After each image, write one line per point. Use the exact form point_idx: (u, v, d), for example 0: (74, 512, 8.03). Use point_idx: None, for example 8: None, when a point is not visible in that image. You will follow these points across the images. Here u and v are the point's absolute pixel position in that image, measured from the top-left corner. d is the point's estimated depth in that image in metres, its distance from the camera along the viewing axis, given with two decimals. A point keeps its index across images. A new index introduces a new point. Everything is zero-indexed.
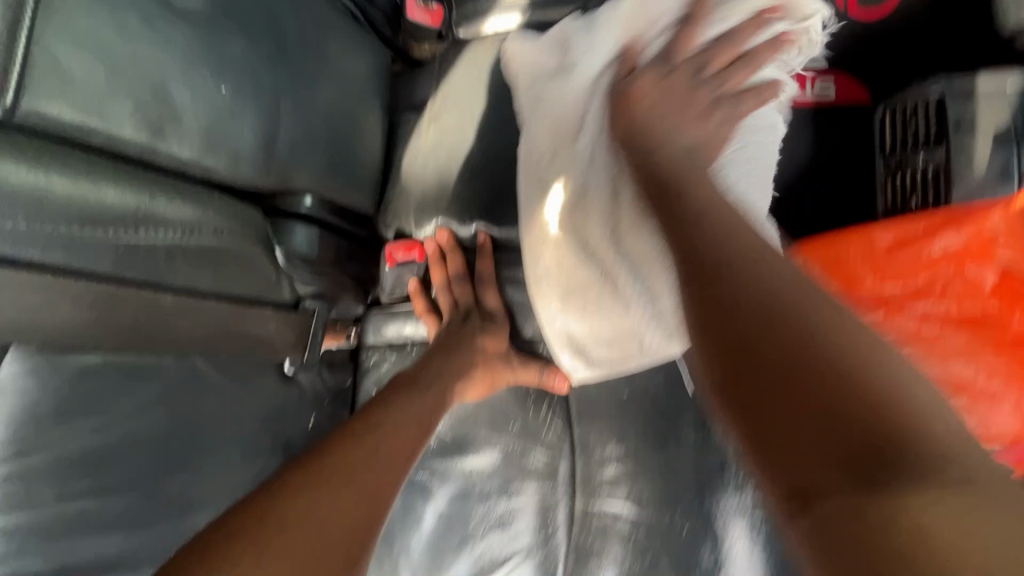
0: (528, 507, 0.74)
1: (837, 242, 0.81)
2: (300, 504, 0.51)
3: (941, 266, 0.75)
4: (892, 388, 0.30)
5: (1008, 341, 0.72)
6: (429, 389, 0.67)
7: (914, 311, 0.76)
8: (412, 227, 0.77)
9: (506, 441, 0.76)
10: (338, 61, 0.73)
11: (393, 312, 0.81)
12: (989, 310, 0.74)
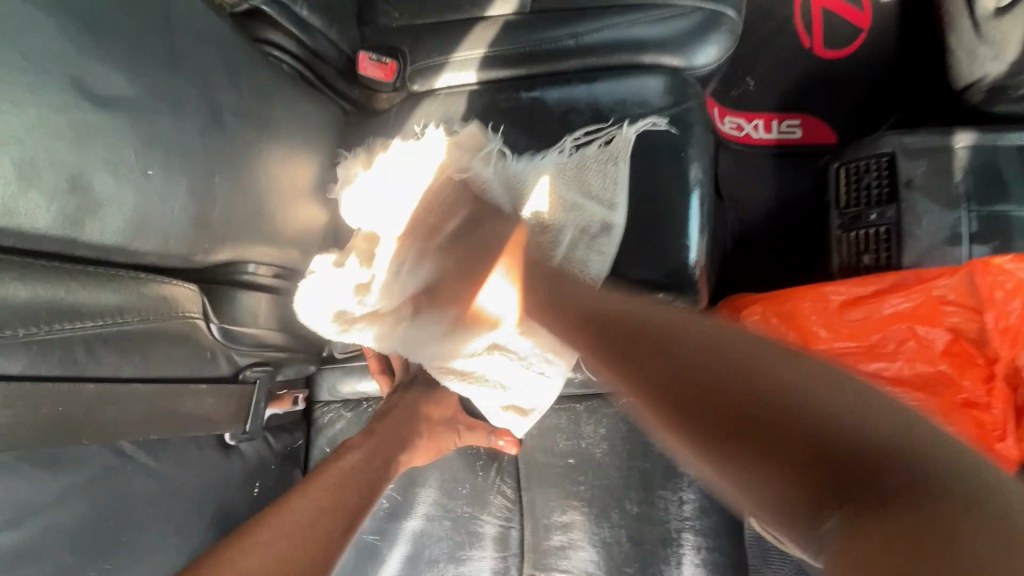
0: (480, 573, 0.75)
1: (790, 297, 0.84)
2: (257, 558, 0.54)
3: (893, 327, 0.77)
4: (869, 408, 0.31)
5: (957, 404, 0.74)
6: (377, 456, 0.72)
7: (867, 369, 0.79)
8: None
9: (456, 505, 0.78)
10: (282, 123, 0.72)
11: (347, 369, 0.86)
12: (940, 372, 0.76)
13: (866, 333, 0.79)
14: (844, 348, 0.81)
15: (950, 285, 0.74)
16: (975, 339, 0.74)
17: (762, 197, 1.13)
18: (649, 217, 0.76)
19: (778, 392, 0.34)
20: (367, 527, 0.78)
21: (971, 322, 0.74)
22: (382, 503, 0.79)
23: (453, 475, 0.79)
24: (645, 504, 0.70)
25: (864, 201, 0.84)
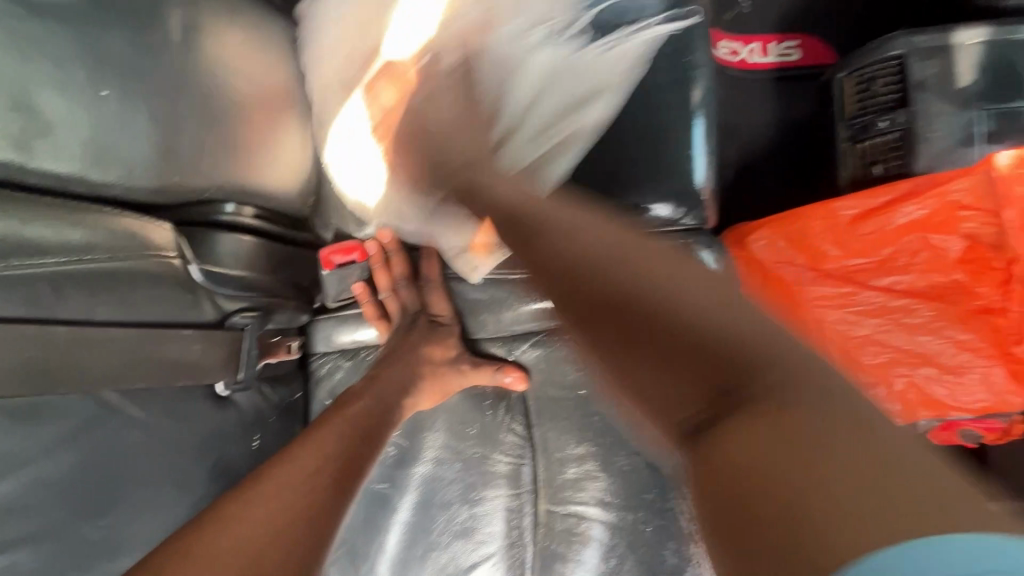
0: (494, 513, 0.73)
1: (800, 215, 0.81)
2: (240, 522, 0.50)
3: (906, 238, 0.75)
4: (792, 363, 0.37)
5: (971, 310, 0.73)
6: (375, 403, 0.68)
7: (880, 284, 0.77)
8: (353, 228, 0.78)
9: (465, 446, 0.75)
10: (260, 50, 0.67)
11: (342, 318, 0.82)
12: (955, 280, 0.74)
13: (877, 247, 0.77)
14: (856, 265, 0.78)
15: (965, 188, 0.70)
16: (993, 244, 0.71)
17: (760, 123, 1.09)
18: (650, 133, 0.71)
19: (724, 333, 0.40)
20: (374, 476, 0.77)
21: (988, 226, 0.71)
22: (389, 451, 0.77)
23: (459, 417, 0.76)
24: None
25: (873, 108, 0.80)
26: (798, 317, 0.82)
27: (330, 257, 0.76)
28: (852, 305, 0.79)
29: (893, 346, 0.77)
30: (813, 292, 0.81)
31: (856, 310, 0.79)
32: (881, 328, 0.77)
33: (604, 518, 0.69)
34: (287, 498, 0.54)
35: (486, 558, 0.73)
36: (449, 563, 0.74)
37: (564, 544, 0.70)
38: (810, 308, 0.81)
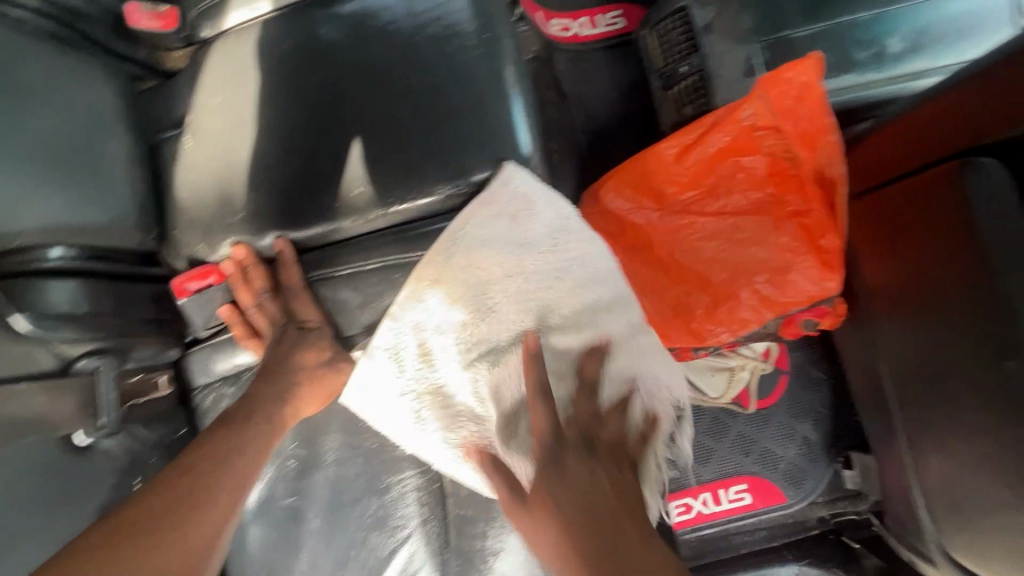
0: (405, 495, 0.75)
1: (636, 161, 0.91)
2: (127, 558, 0.52)
3: (719, 164, 0.85)
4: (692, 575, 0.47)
5: (786, 216, 0.83)
6: (252, 418, 0.69)
7: (711, 209, 0.87)
8: (205, 251, 0.77)
9: (363, 439, 0.76)
10: (49, 95, 0.69)
11: (216, 345, 0.80)
12: (767, 195, 0.84)
13: (701, 177, 0.87)
14: (688, 197, 0.88)
15: (752, 112, 0.80)
16: (788, 155, 0.81)
17: (605, 88, 1.18)
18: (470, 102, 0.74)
19: None
20: (278, 494, 0.78)
21: (781, 142, 0.81)
22: (288, 464, 0.78)
23: (349, 412, 0.77)
24: None
25: (674, 58, 0.90)
26: (650, 252, 0.92)
27: (183, 284, 0.76)
28: (694, 233, 0.89)
29: (729, 261, 0.86)
30: (661, 229, 0.91)
31: (697, 237, 0.88)
32: (719, 247, 0.87)
33: None
34: (200, 518, 0.58)
35: (404, 541, 0.74)
36: (370, 556, 0.75)
37: (474, 507, 0.73)
38: (661, 243, 0.91)
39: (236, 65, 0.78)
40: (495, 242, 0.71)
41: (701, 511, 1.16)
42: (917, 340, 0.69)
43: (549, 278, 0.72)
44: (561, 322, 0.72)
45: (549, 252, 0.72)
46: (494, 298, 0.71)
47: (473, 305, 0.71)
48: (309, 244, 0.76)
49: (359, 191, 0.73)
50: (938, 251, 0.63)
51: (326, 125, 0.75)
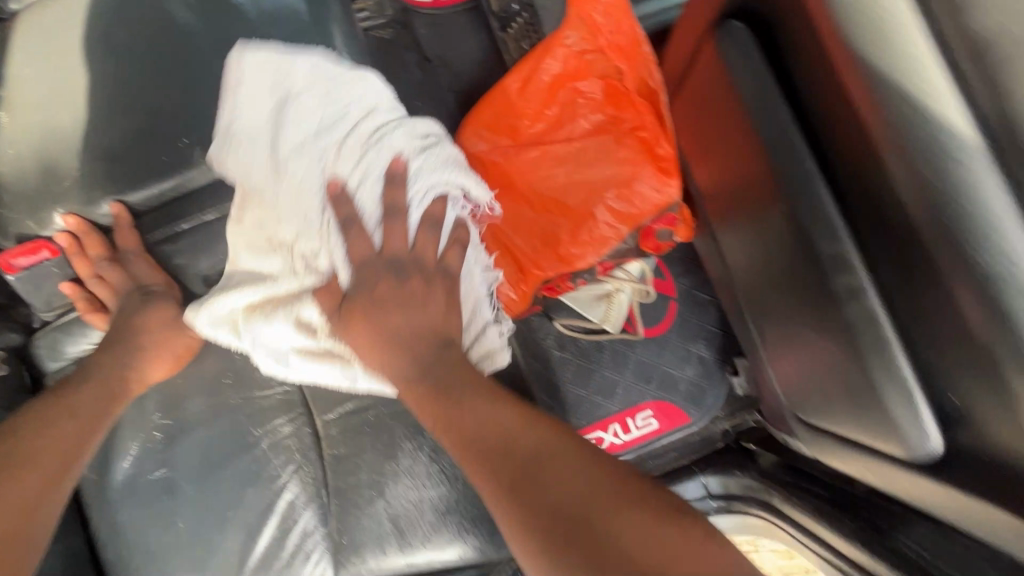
0: (278, 444, 0.74)
1: (488, 102, 0.95)
2: None
3: (558, 91, 0.90)
4: (658, 523, 0.47)
5: (625, 131, 0.88)
6: (85, 384, 0.68)
7: (559, 136, 0.91)
8: (34, 226, 0.73)
9: (229, 397, 0.75)
10: None
11: (62, 327, 0.77)
12: (606, 113, 0.89)
13: (545, 107, 0.91)
14: (538, 129, 0.92)
15: (575, 36, 0.86)
16: (617, 73, 0.87)
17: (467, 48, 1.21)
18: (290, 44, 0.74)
19: None
20: (146, 468, 0.74)
21: (607, 62, 0.87)
22: (154, 437, 0.75)
23: (210, 372, 0.75)
24: None
25: None
26: (513, 189, 0.94)
27: (11, 260, 0.72)
28: (549, 163, 0.92)
29: (584, 184, 0.90)
30: (519, 164, 0.93)
31: (552, 167, 0.92)
32: (572, 172, 0.91)
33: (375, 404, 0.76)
34: (20, 486, 0.59)
35: (282, 489, 0.73)
36: (248, 513, 0.73)
37: (345, 443, 0.74)
38: (521, 177, 0.93)
39: (46, 30, 0.76)
40: (290, 138, 0.70)
41: (614, 443, 1.18)
42: (739, 216, 0.74)
43: (341, 151, 0.69)
44: (363, 198, 0.67)
45: (335, 122, 0.70)
46: (286, 190, 0.69)
47: (276, 221, 0.69)
48: (146, 206, 0.74)
49: (186, 142, 0.72)
50: (728, 130, 0.68)
51: (145, 79, 0.73)
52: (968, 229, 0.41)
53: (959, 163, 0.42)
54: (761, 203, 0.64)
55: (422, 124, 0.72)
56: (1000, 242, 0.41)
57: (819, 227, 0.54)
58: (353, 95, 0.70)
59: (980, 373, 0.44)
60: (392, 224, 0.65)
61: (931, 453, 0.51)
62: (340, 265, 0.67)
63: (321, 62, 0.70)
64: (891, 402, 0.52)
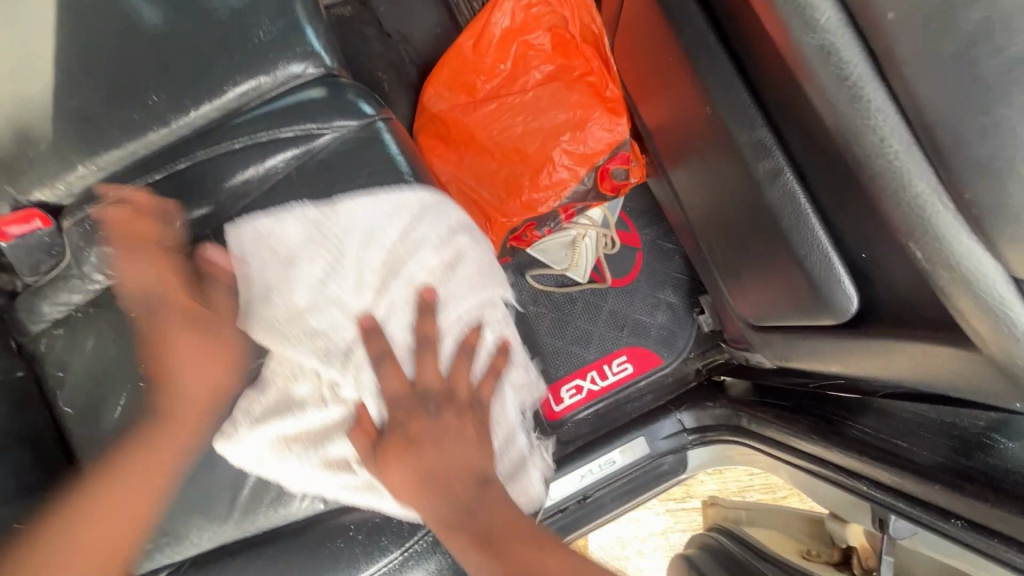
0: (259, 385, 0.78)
1: (446, 63, 1.00)
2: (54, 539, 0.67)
3: (510, 44, 0.96)
4: None
5: (575, 78, 0.94)
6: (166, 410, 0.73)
7: (514, 87, 0.96)
8: (12, 193, 0.76)
9: (207, 345, 0.78)
10: None
11: (42, 290, 0.79)
12: (555, 62, 0.95)
13: (499, 61, 0.97)
14: (494, 83, 0.97)
15: None
16: (563, 23, 0.94)
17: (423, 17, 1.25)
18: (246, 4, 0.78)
19: None
20: (135, 418, 0.78)
21: (554, 14, 0.94)
22: (139, 387, 0.78)
23: None
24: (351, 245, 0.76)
25: None
26: (473, 141, 0.99)
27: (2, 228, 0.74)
28: (505, 115, 0.97)
29: (539, 130, 0.96)
30: (478, 118, 0.98)
31: (508, 116, 0.97)
32: (527, 121, 0.96)
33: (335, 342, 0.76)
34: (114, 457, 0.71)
35: None
36: None
37: None
38: (479, 131, 0.98)
39: None
40: (312, 275, 0.72)
41: (591, 391, 1.22)
42: (674, 136, 0.79)
43: (366, 279, 0.73)
44: (389, 319, 0.71)
45: (357, 250, 0.74)
46: (321, 348, 0.70)
47: (305, 362, 0.69)
48: (116, 165, 0.78)
49: (154, 100, 0.76)
50: (654, 52, 0.75)
51: (111, 44, 0.77)
52: (803, 32, 0.45)
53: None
54: (692, 120, 0.70)
55: (429, 232, 0.76)
56: (824, 30, 0.44)
57: (736, 122, 0.60)
58: (369, 235, 0.75)
59: (850, 171, 0.48)
60: (424, 357, 0.69)
61: (848, 312, 0.58)
62: (374, 399, 0.69)
63: (326, 207, 0.75)
64: (817, 269, 0.58)
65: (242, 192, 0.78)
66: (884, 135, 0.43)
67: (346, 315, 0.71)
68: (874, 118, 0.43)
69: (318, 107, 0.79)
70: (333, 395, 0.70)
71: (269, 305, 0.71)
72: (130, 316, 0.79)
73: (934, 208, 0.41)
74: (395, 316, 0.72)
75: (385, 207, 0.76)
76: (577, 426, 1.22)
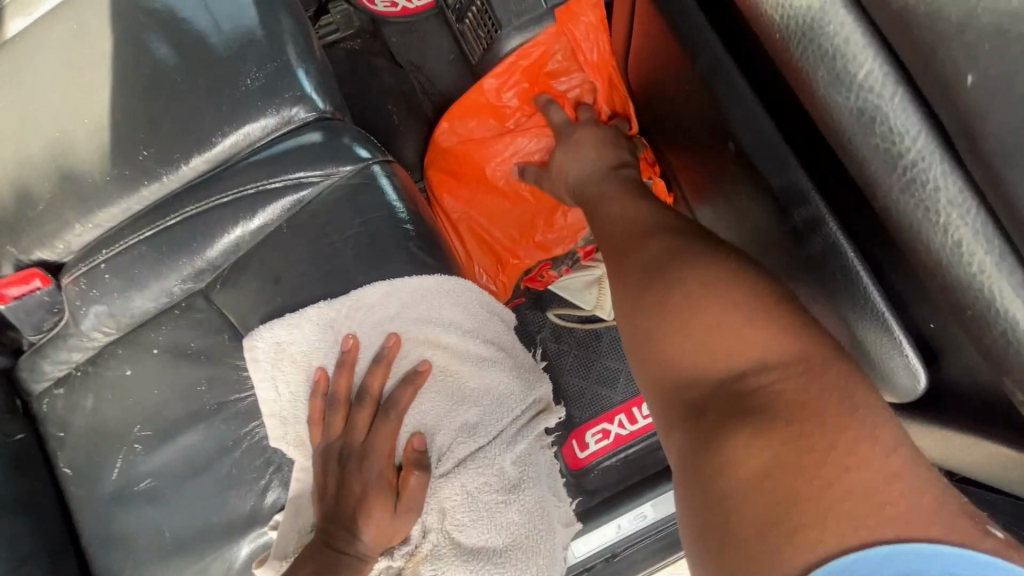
0: (251, 447, 0.73)
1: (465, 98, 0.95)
2: None
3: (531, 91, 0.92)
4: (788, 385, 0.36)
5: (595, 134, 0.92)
6: (336, 530, 0.64)
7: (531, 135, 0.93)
8: (16, 253, 0.76)
9: (201, 404, 0.75)
10: None
11: (43, 349, 0.78)
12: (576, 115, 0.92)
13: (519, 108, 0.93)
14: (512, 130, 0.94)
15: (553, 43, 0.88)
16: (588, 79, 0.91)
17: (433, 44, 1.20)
18: (238, 52, 0.75)
19: (774, 397, 0.36)
20: (132, 481, 0.75)
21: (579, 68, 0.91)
22: (136, 448, 0.75)
23: (185, 380, 0.75)
24: (332, 301, 0.71)
25: None
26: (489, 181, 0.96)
27: (1, 290, 0.74)
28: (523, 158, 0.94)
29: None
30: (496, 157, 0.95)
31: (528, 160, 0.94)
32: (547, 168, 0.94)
33: (309, 408, 0.70)
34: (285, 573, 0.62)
35: (265, 491, 0.73)
36: (234, 515, 0.73)
37: (303, 450, 0.71)
38: (495, 173, 0.96)
39: (14, 67, 0.79)
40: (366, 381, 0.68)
41: (618, 435, 0.99)
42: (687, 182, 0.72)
43: (430, 392, 0.68)
44: (465, 427, 0.67)
45: (406, 355, 0.70)
46: (361, 458, 0.66)
47: (365, 463, 0.65)
48: (109, 222, 0.75)
49: (145, 154, 0.73)
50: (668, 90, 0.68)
51: (107, 102, 0.75)
52: (836, 87, 0.38)
53: (819, 13, 0.39)
54: (715, 154, 0.60)
55: (448, 318, 0.71)
56: (866, 81, 0.37)
57: (765, 162, 0.50)
58: (388, 330, 0.70)
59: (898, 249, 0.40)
60: (499, 457, 0.67)
61: (917, 391, 0.46)
62: (466, 506, 0.66)
63: (338, 299, 0.70)
64: (870, 339, 0.47)
65: (236, 246, 0.74)
66: (944, 207, 0.35)
67: (405, 429, 0.68)
68: (942, 211, 0.35)
69: (310, 153, 0.74)
70: (429, 500, 0.66)
71: (311, 397, 0.70)
72: (127, 375, 0.76)
73: (1011, 285, 0.33)
74: (461, 413, 0.68)
75: (400, 297, 0.70)
76: (603, 476, 0.98)
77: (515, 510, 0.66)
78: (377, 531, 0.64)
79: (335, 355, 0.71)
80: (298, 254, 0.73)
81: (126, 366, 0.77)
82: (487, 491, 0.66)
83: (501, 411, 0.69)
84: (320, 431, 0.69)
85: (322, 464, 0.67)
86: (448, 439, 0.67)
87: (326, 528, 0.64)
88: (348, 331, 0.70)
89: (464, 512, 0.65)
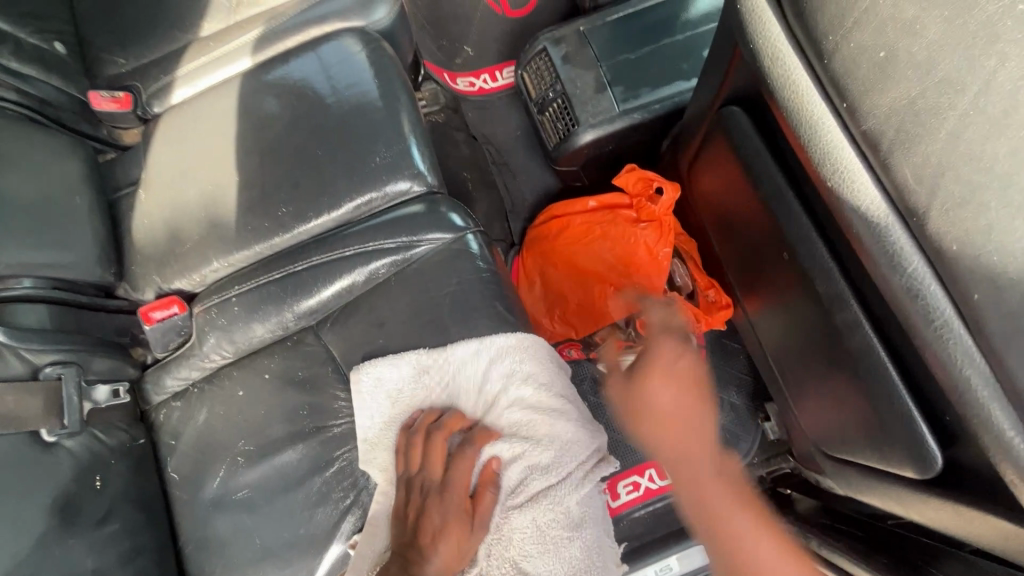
0: (340, 468, 0.84)
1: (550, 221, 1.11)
2: None
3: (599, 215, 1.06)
4: None
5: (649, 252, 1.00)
6: (419, 546, 0.74)
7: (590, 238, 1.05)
8: (161, 282, 0.91)
9: (300, 426, 0.86)
10: (41, 162, 0.87)
11: (165, 366, 0.90)
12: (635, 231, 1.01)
13: (585, 223, 1.06)
14: (572, 233, 1.07)
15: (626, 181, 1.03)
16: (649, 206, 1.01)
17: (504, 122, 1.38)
18: (368, 132, 0.91)
19: None
20: (231, 489, 0.85)
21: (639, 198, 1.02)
22: (238, 460, 0.85)
23: (290, 403, 0.86)
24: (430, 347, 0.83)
25: (543, 86, 1.11)
26: (553, 257, 1.07)
27: (150, 313, 0.89)
28: (586, 245, 1.05)
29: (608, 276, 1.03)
30: (564, 244, 1.07)
31: (589, 251, 1.04)
32: (604, 259, 1.03)
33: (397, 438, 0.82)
34: None
35: (348, 511, 0.82)
36: (319, 529, 0.82)
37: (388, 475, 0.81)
38: (559, 253, 1.07)
39: (178, 128, 0.96)
40: (452, 421, 0.79)
41: (648, 489, 1.05)
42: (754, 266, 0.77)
43: (508, 438, 0.79)
44: (534, 467, 0.78)
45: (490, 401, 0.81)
46: (445, 488, 0.76)
47: (445, 488, 0.76)
48: (242, 262, 0.89)
49: (283, 211, 0.89)
50: (758, 249, 0.74)
51: (254, 163, 0.91)
52: (891, 264, 0.48)
53: (882, 223, 0.49)
54: (770, 257, 0.72)
55: (527, 369, 0.82)
56: (912, 272, 0.47)
57: (815, 273, 0.63)
58: (474, 377, 0.81)
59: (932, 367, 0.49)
60: (564, 496, 0.77)
61: (933, 466, 0.56)
62: (531, 536, 0.75)
63: (435, 348, 0.83)
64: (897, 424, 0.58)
65: (346, 291, 0.87)
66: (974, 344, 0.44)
67: (480, 458, 0.79)
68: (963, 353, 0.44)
69: (417, 221, 0.88)
70: (498, 528, 0.76)
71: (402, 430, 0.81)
72: (238, 395, 0.88)
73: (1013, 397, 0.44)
74: (531, 455, 0.78)
75: (488, 348, 0.82)
76: (631, 527, 1.04)
77: (576, 546, 0.75)
78: (452, 550, 0.73)
79: (425, 394, 0.82)
80: (401, 303, 0.86)
81: (238, 387, 0.88)
82: (553, 528, 0.76)
83: (567, 458, 0.79)
84: (407, 459, 0.80)
85: (410, 489, 0.78)
86: (519, 472, 0.78)
87: (409, 544, 0.75)
88: (442, 375, 0.82)
89: (530, 541, 0.75)
